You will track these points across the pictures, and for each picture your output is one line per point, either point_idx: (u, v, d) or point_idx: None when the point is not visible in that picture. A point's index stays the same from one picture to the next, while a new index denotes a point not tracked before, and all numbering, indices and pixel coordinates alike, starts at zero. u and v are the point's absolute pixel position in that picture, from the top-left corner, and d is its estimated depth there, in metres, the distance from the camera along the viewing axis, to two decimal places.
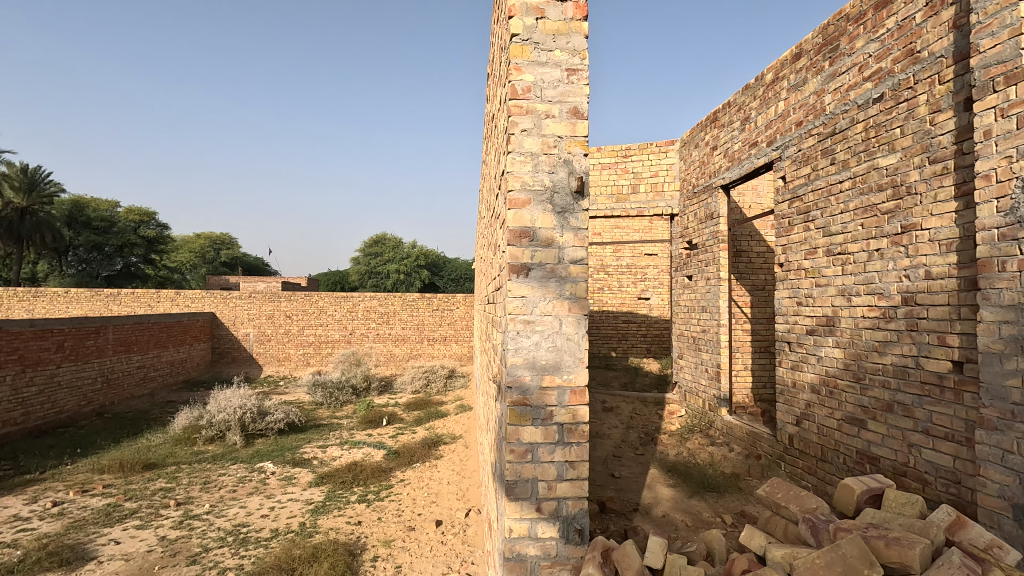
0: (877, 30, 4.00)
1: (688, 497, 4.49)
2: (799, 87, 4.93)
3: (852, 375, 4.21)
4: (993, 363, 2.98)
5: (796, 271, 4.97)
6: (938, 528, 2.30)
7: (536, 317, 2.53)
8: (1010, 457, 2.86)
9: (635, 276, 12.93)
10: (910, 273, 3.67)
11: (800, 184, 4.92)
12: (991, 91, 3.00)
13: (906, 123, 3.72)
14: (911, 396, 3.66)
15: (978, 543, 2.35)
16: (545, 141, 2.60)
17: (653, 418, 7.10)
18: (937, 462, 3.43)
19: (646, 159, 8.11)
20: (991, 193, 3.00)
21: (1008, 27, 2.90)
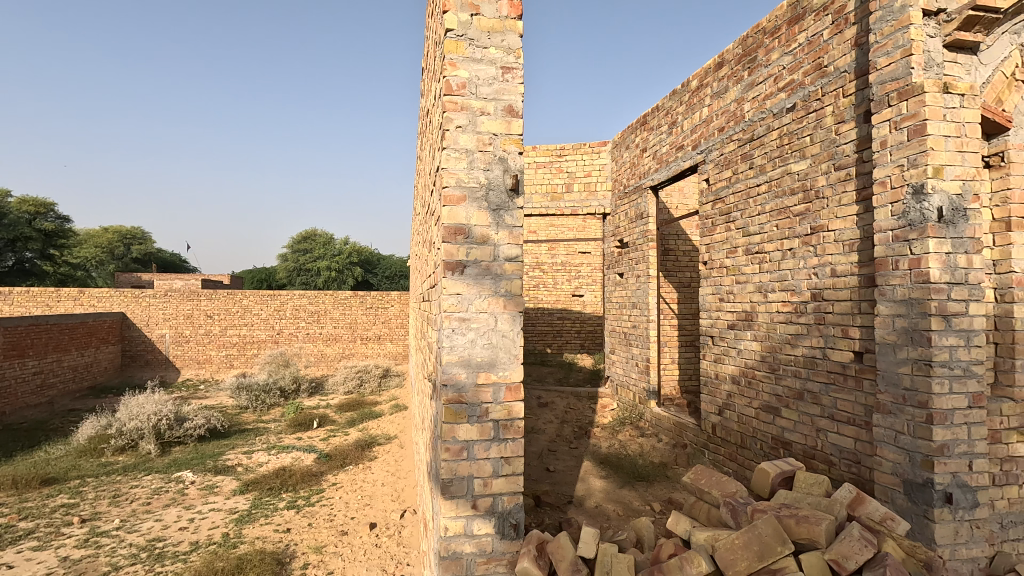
0: (790, 44, 4.29)
1: (619, 488, 4.65)
2: (721, 94, 5.20)
3: (768, 366, 4.50)
4: (888, 353, 3.29)
5: (718, 269, 5.24)
6: (840, 505, 2.51)
7: (471, 315, 2.52)
8: (901, 437, 3.18)
9: (569, 274, 13.16)
10: (819, 271, 3.97)
11: (722, 186, 5.19)
12: (887, 106, 3.30)
13: (816, 132, 4.01)
14: (819, 384, 3.96)
15: (875, 517, 2.56)
16: (480, 138, 2.60)
17: (586, 412, 7.28)
18: (841, 445, 3.74)
19: (579, 159, 8.27)
20: (887, 198, 3.31)
21: (901, 48, 3.21)
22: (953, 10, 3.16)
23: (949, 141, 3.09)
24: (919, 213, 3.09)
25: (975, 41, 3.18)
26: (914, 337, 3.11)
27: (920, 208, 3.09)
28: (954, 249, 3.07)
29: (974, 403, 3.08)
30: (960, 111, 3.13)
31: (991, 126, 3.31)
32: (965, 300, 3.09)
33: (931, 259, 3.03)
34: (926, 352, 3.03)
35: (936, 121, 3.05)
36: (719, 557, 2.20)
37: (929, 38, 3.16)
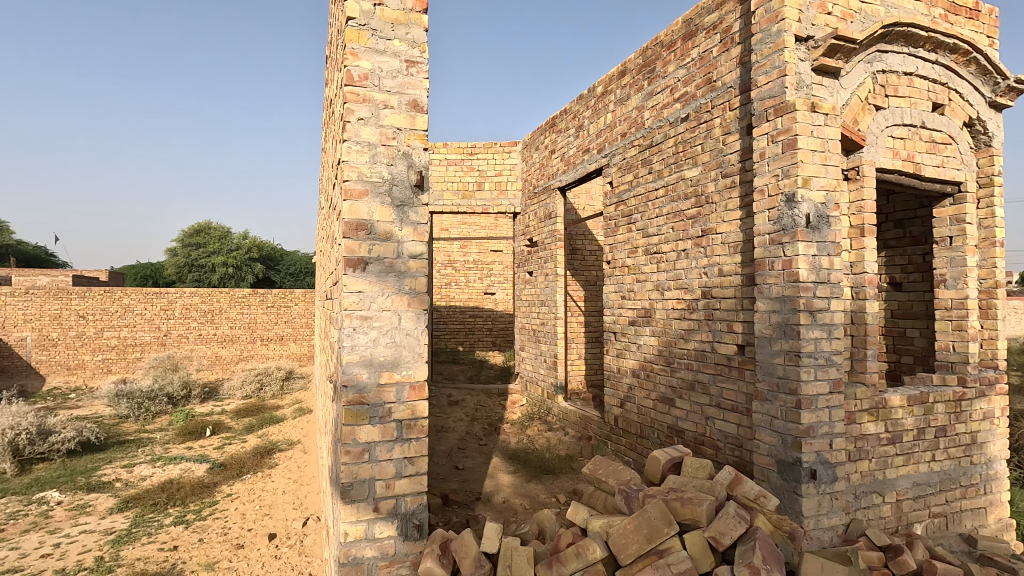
0: (684, 58, 4.58)
1: (527, 482, 4.75)
2: (624, 101, 5.45)
3: (664, 360, 4.80)
4: (765, 345, 3.63)
5: (621, 269, 5.49)
6: (720, 486, 2.73)
7: (373, 313, 2.46)
8: (776, 422, 3.53)
9: (481, 272, 13.20)
10: (708, 270, 4.29)
11: (624, 189, 5.44)
12: (766, 120, 3.63)
13: (706, 141, 4.32)
14: (708, 375, 4.28)
15: (750, 495, 2.82)
16: (383, 132, 2.53)
17: (497, 408, 7.36)
18: (726, 430, 4.06)
19: (490, 158, 8.30)
20: (764, 205, 3.64)
21: (777, 68, 3.54)
22: (819, 38, 3.53)
23: (815, 155, 3.47)
24: (791, 219, 3.45)
25: (837, 67, 3.58)
26: (786, 330, 3.47)
27: (791, 214, 3.45)
28: (818, 251, 3.46)
29: (834, 388, 3.49)
30: (824, 129, 3.52)
31: (850, 143, 3.72)
32: (828, 297, 3.49)
33: (800, 260, 3.39)
34: (796, 344, 3.40)
35: (805, 136, 3.42)
36: (613, 542, 2.32)
37: (800, 62, 3.52)
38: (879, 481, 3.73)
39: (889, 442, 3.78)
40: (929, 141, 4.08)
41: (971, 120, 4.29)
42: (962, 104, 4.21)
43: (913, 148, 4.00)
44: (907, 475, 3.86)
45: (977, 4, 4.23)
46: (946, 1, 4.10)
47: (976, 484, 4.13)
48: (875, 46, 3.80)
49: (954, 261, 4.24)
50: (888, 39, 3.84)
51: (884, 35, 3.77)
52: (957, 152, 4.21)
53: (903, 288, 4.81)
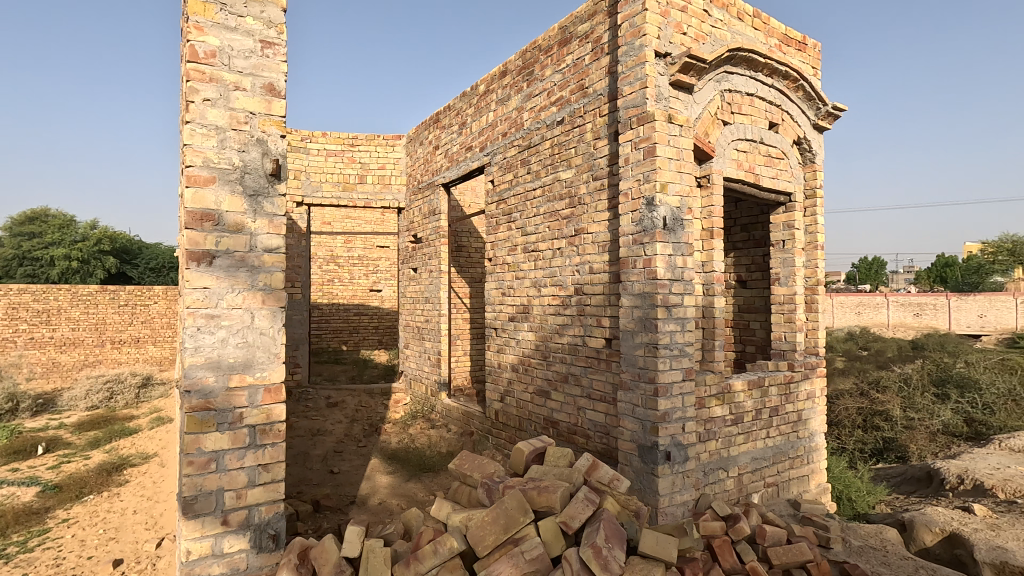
0: (559, 63, 4.76)
1: (405, 481, 4.67)
2: (504, 101, 5.55)
3: (541, 354, 4.97)
4: (628, 338, 3.90)
5: (501, 266, 5.59)
6: (578, 472, 2.89)
7: (221, 311, 2.27)
8: (638, 409, 3.81)
9: (367, 268, 12.78)
10: (580, 268, 4.50)
11: (504, 188, 5.55)
12: (630, 128, 3.88)
13: (579, 145, 4.52)
14: (580, 368, 4.50)
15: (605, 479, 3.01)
16: (232, 116, 2.34)
17: (379, 408, 7.17)
18: (595, 419, 4.31)
19: (373, 151, 8.04)
20: (628, 207, 3.91)
21: (639, 80, 3.81)
22: (675, 55, 3.85)
23: (671, 163, 3.78)
24: (650, 221, 3.74)
25: (690, 83, 3.92)
26: (646, 324, 3.76)
27: (650, 217, 3.74)
28: (674, 252, 3.80)
29: (686, 376, 3.85)
30: (679, 139, 3.84)
31: (701, 153, 4.10)
32: (682, 293, 3.84)
33: (658, 260, 3.70)
34: (654, 336, 3.70)
35: (662, 144, 3.72)
36: (471, 535, 2.36)
37: (659, 76, 3.81)
38: (724, 458, 4.18)
39: (732, 422, 4.24)
40: (766, 155, 4.62)
41: (799, 139, 4.92)
42: (792, 124, 4.82)
43: (753, 160, 4.50)
44: (747, 451, 4.36)
45: (804, 38, 4.86)
46: (780, 33, 4.66)
47: (801, 455, 4.78)
48: (723, 67, 4.22)
49: (786, 262, 4.86)
50: (733, 62, 4.27)
51: (730, 57, 4.19)
52: (788, 166, 4.81)
53: (747, 285, 5.41)
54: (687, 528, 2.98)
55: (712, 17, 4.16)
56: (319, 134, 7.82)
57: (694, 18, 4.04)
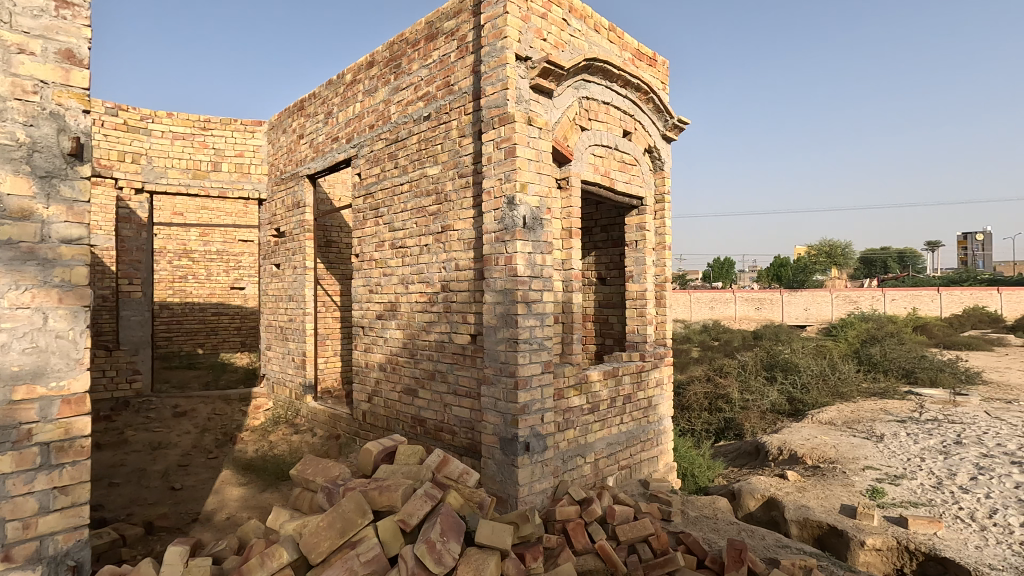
0: (426, 58, 4.71)
1: (260, 492, 4.36)
2: (372, 93, 5.38)
3: (408, 352, 4.90)
4: (491, 334, 3.98)
5: (368, 262, 5.42)
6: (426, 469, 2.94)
7: (2, 312, 2.16)
8: (500, 403, 3.91)
9: (227, 264, 11.72)
10: (446, 265, 4.50)
11: (371, 182, 5.38)
12: (492, 128, 3.96)
13: (445, 142, 4.52)
14: (446, 364, 4.50)
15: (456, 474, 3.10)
16: (18, 83, 2.25)
17: (236, 415, 6.61)
18: (461, 415, 4.35)
19: (228, 136, 7.37)
20: (491, 206, 3.99)
21: (500, 82, 3.90)
22: (535, 60, 3.99)
23: (531, 163, 3.95)
24: (511, 219, 3.85)
25: (549, 88, 4.09)
26: (507, 320, 3.87)
27: (511, 215, 3.85)
28: (534, 250, 3.95)
29: (545, 368, 4.02)
30: (538, 141, 4.02)
31: (561, 156, 4.30)
32: (541, 290, 4.01)
33: (518, 257, 3.82)
34: (514, 331, 3.82)
35: (522, 146, 3.87)
36: (304, 542, 2.32)
37: (520, 78, 3.94)
38: (581, 445, 4.43)
39: (590, 411, 4.51)
40: (620, 161, 4.96)
41: (650, 147, 5.36)
42: (644, 133, 5.23)
43: (608, 165, 4.82)
44: (602, 437, 4.66)
45: (654, 55, 5.30)
46: (633, 48, 5.03)
47: (651, 438, 5.22)
48: (580, 75, 4.45)
49: (638, 260, 5.27)
50: (590, 71, 4.53)
51: (587, 67, 4.44)
52: (640, 171, 5.22)
53: (606, 282, 5.77)
54: (528, 515, 3.05)
55: (570, 26, 4.38)
56: (162, 114, 7.01)
57: (554, 26, 4.21)
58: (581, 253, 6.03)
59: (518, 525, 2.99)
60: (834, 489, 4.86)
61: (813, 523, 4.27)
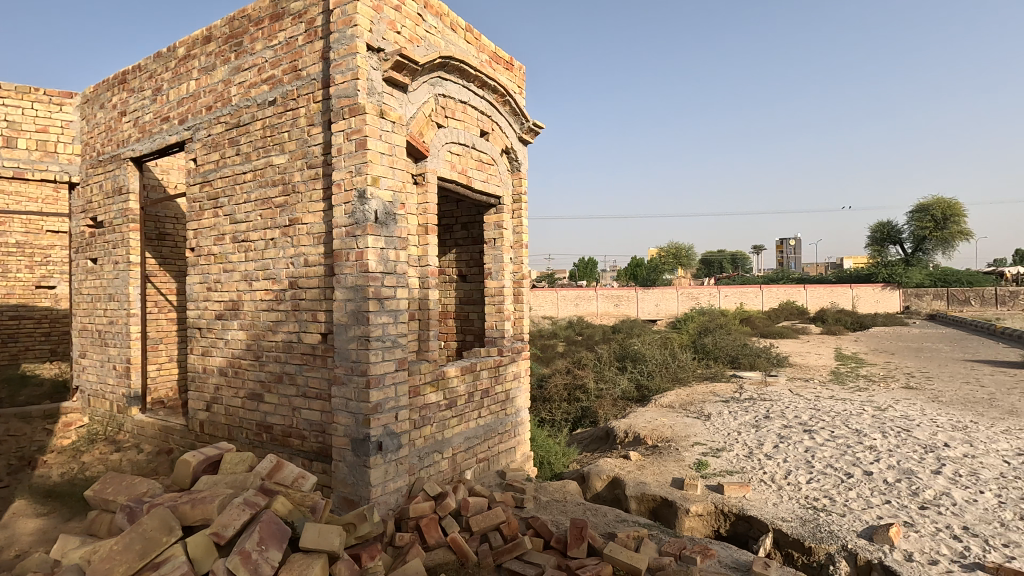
0: (271, 39, 4.40)
1: (63, 522, 3.76)
2: (209, 71, 4.89)
3: (252, 355, 4.54)
4: (341, 332, 3.84)
5: (206, 257, 4.93)
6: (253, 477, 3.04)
7: None
8: (351, 403, 3.79)
9: (30, 259, 9.92)
10: (294, 261, 4.23)
11: (209, 169, 4.89)
12: (342, 118, 3.81)
13: (292, 130, 4.25)
14: (294, 366, 4.25)
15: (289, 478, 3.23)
16: None
17: (38, 436, 5.63)
18: (311, 418, 4.15)
19: (25, 107, 6.22)
20: (341, 199, 3.83)
21: (350, 71, 3.76)
22: (388, 52, 3.92)
23: (383, 157, 3.88)
24: (362, 214, 3.74)
25: (403, 82, 4.04)
26: (358, 317, 3.75)
27: (362, 209, 3.74)
28: (386, 245, 3.88)
29: (399, 366, 3.97)
30: (391, 135, 3.96)
31: (416, 152, 4.27)
32: (394, 286, 3.95)
33: (369, 253, 3.72)
34: (366, 329, 3.71)
35: (374, 139, 3.79)
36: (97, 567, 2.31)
37: (372, 70, 3.84)
38: (438, 441, 4.44)
39: (447, 407, 4.54)
40: (477, 160, 5.06)
41: (507, 148, 5.53)
42: (501, 134, 5.38)
43: (466, 163, 4.89)
44: (460, 432, 4.71)
45: (511, 59, 5.48)
46: (490, 50, 5.15)
47: (509, 430, 5.39)
48: (436, 72, 4.46)
49: (496, 257, 5.41)
50: (446, 69, 4.55)
51: (443, 64, 4.46)
52: (498, 171, 5.37)
53: (467, 279, 5.85)
54: (367, 514, 3.08)
55: (425, 22, 4.36)
56: None
57: (408, 19, 4.17)
58: (442, 250, 6.04)
59: (355, 525, 3.01)
60: (668, 465, 5.41)
61: (648, 497, 4.71)
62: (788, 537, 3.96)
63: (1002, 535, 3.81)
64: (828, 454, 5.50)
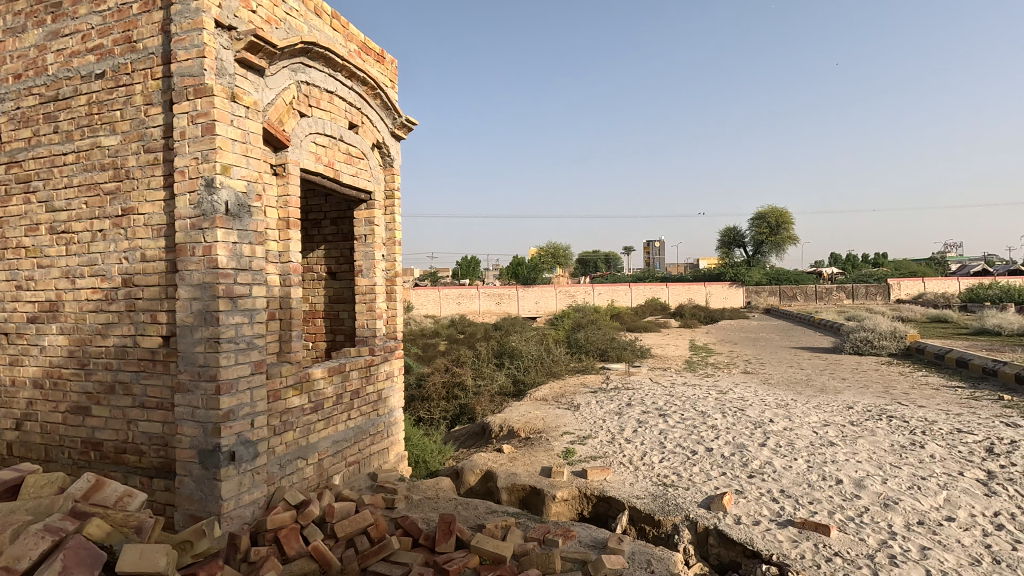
0: (98, 3, 3.87)
1: None
2: (17, 33, 4.18)
3: (77, 363, 3.97)
4: (186, 335, 3.50)
5: (15, 250, 4.21)
6: (63, 500, 2.74)
7: None
8: (198, 412, 3.47)
9: None
10: (128, 255, 3.77)
11: (19, 148, 4.19)
12: (185, 98, 3.47)
13: (125, 108, 3.78)
14: (129, 374, 3.78)
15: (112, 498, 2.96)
16: None
17: None
18: (150, 431, 3.74)
19: None
20: (185, 187, 3.49)
21: (195, 48, 3.44)
22: (242, 31, 3.63)
23: (235, 144, 3.59)
24: (210, 205, 3.44)
25: (258, 65, 3.77)
26: (206, 318, 3.44)
27: (211, 200, 3.44)
28: (240, 239, 3.60)
29: (255, 369, 3.71)
30: (245, 121, 3.68)
31: (275, 140, 4.01)
32: (250, 283, 3.68)
33: (219, 247, 3.43)
34: (215, 330, 3.42)
35: (224, 124, 3.49)
36: None
37: (222, 48, 3.53)
38: (302, 447, 4.22)
39: (312, 411, 4.33)
40: (346, 153, 4.87)
41: (378, 142, 5.39)
42: (372, 127, 5.24)
43: (332, 156, 4.69)
44: (327, 436, 4.51)
45: (382, 52, 5.36)
46: (359, 41, 4.99)
47: (381, 430, 5.27)
48: (298, 57, 4.23)
49: (367, 254, 5.25)
50: (310, 55, 4.33)
51: (305, 50, 4.24)
52: (368, 166, 5.21)
53: (337, 277, 5.61)
54: (206, 530, 3.06)
55: (285, 4, 4.12)
56: None
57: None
58: (309, 246, 5.74)
59: (193, 542, 2.98)
60: (538, 455, 5.64)
61: (518, 487, 4.87)
62: (641, 513, 4.32)
63: (808, 494, 4.50)
64: (678, 434, 6.09)
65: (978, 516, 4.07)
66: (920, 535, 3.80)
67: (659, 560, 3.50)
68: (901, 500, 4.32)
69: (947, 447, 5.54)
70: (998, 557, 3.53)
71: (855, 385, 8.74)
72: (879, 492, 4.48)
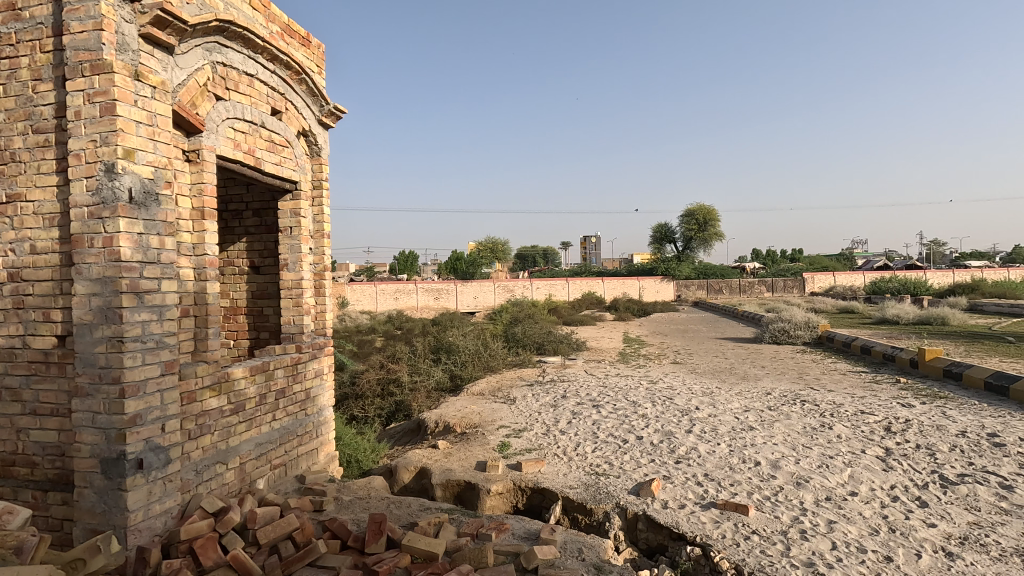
0: None
1: None
2: None
3: None
4: (85, 334, 3.20)
5: None
6: None
7: None
8: (99, 417, 3.18)
9: None
10: (15, 247, 3.40)
11: None
12: (79, 75, 3.16)
13: (9, 82, 3.39)
14: (18, 378, 3.42)
15: None
16: None
17: None
18: (44, 441, 3.40)
19: None
20: (81, 172, 3.19)
21: (92, 19, 3.14)
22: (146, 4, 3.34)
23: (139, 127, 3.31)
24: (110, 191, 3.15)
25: (166, 43, 3.49)
26: (107, 315, 3.16)
27: (111, 185, 3.16)
28: (145, 230, 3.32)
29: (166, 370, 3.45)
30: (150, 102, 3.40)
31: (186, 124, 3.72)
32: (158, 278, 3.41)
33: (121, 238, 3.15)
34: (118, 329, 3.15)
35: (126, 104, 3.20)
36: None
37: (123, 22, 3.24)
38: (221, 451, 3.97)
39: (231, 412, 4.09)
40: (267, 140, 4.61)
41: (304, 131, 5.15)
42: (297, 114, 5.00)
43: (252, 143, 4.42)
44: (249, 439, 4.28)
45: (307, 35, 5.12)
46: (282, 22, 4.73)
47: (310, 430, 5.07)
48: (212, 36, 3.95)
49: (293, 248, 5.00)
50: (225, 35, 4.06)
51: (220, 29, 3.97)
52: (293, 154, 4.96)
53: (260, 271, 5.33)
54: (101, 546, 2.93)
55: None
56: None
57: None
58: (229, 238, 5.42)
59: (86, 560, 2.84)
60: (473, 450, 5.62)
61: (453, 483, 4.82)
62: (574, 502, 4.40)
63: (730, 476, 4.73)
64: (611, 424, 6.26)
65: (877, 489, 4.43)
66: (827, 510, 4.09)
67: (590, 548, 3.57)
68: (812, 478, 4.64)
69: (851, 427, 6.00)
70: (894, 526, 3.86)
71: (773, 373, 9.29)
72: (792, 471, 4.79)
